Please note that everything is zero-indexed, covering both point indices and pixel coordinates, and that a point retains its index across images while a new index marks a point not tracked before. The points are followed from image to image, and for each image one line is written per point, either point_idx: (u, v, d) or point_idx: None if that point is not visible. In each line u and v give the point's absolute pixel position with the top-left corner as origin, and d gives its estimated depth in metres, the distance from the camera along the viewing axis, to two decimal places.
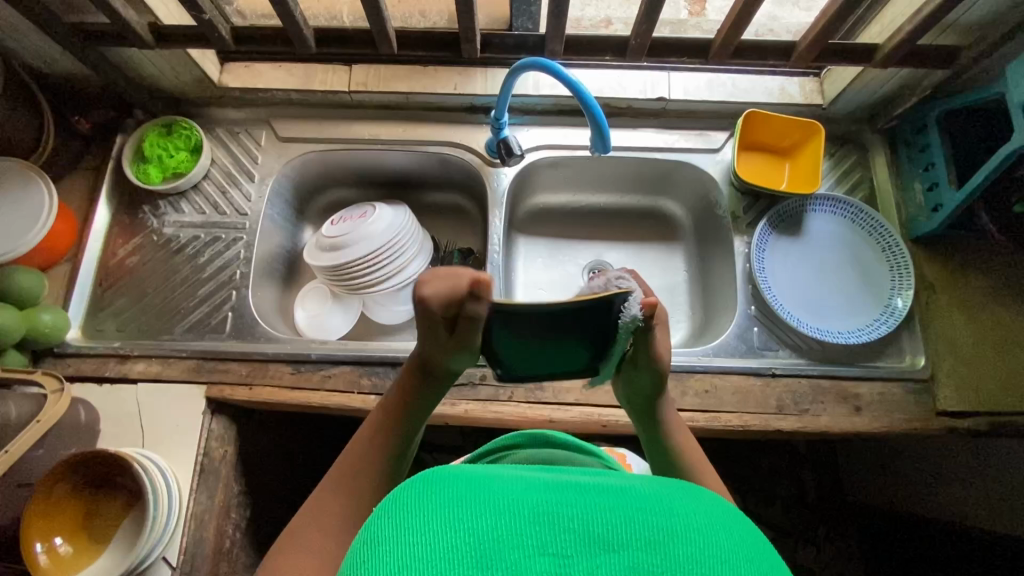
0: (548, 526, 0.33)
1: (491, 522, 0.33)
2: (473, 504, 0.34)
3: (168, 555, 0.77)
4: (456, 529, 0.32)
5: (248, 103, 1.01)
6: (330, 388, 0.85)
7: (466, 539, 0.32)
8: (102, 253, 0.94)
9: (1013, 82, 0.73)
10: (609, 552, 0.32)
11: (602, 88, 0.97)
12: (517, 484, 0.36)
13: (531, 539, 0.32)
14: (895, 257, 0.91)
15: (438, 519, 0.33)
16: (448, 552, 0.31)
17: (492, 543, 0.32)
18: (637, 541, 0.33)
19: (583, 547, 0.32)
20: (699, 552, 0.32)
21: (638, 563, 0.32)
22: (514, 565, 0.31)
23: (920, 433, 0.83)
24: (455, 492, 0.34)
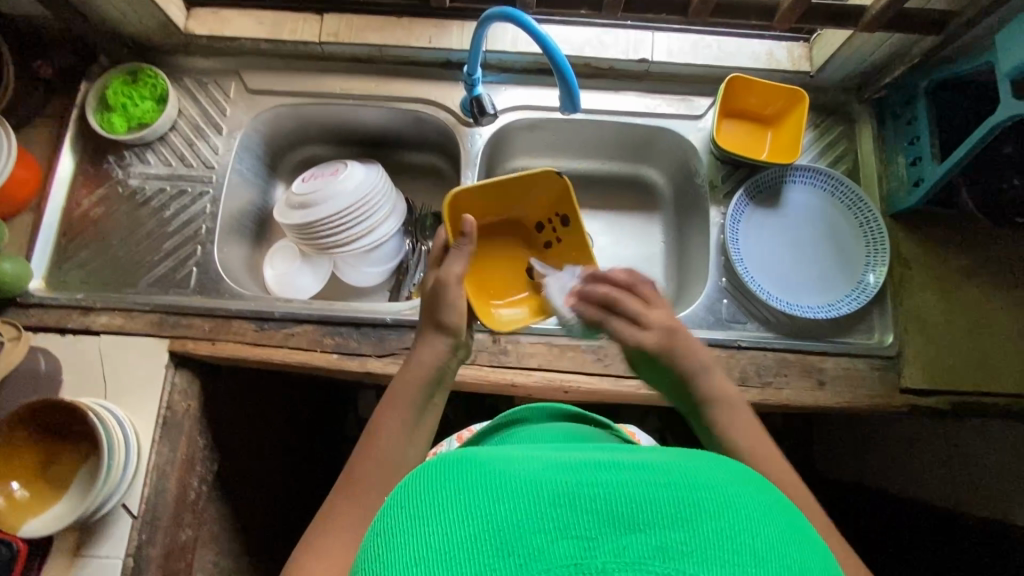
0: (569, 508, 0.33)
1: (508, 507, 0.33)
2: (490, 490, 0.34)
3: (129, 504, 0.78)
4: (475, 517, 0.33)
5: (217, 52, 0.98)
6: (293, 346, 0.84)
7: (483, 527, 0.33)
8: (66, 204, 0.92)
9: (1002, 51, 0.70)
10: (635, 530, 0.32)
11: (582, 46, 0.93)
12: (535, 467, 0.36)
13: (553, 522, 0.32)
14: (872, 232, 0.89)
15: (456, 510, 0.34)
16: (469, 541, 0.32)
17: (512, 530, 0.32)
18: (664, 517, 0.32)
19: (607, 528, 0.32)
20: (728, 527, 0.32)
21: (667, 541, 0.31)
22: (538, 551, 0.31)
23: (881, 409, 0.83)
24: (473, 480, 0.35)
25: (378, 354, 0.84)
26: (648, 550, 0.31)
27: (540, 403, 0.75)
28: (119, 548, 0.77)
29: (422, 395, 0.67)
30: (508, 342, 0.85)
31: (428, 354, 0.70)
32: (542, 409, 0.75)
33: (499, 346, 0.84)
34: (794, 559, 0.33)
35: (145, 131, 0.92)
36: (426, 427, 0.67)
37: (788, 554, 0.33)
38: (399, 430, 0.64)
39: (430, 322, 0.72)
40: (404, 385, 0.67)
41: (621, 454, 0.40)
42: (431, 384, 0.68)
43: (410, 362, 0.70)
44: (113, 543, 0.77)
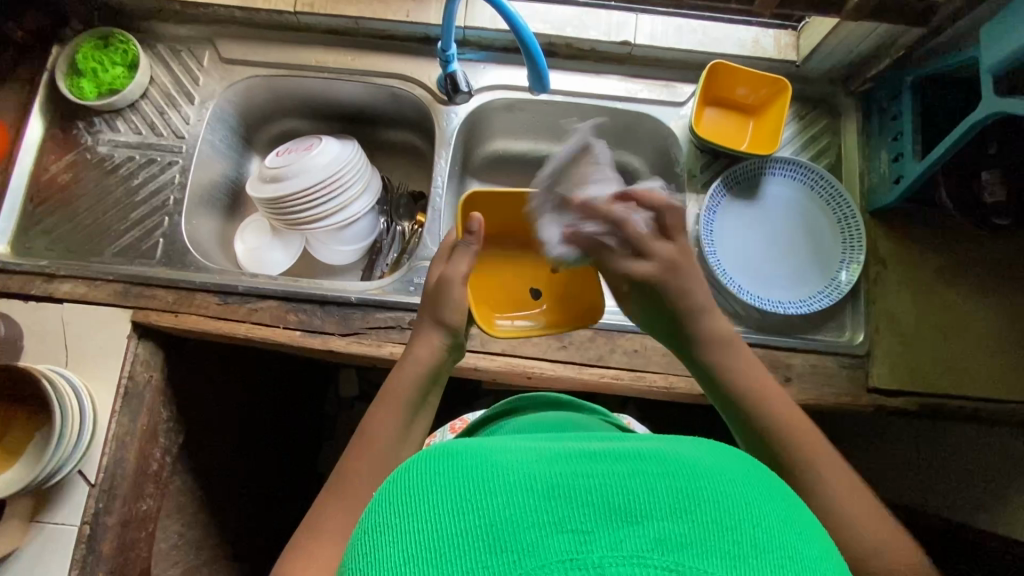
0: (563, 501, 0.32)
1: (501, 501, 0.33)
2: (480, 486, 0.34)
3: (86, 472, 0.78)
4: (465, 512, 0.33)
5: (191, 18, 0.96)
6: (256, 321, 0.84)
7: (476, 523, 0.32)
8: (34, 169, 0.91)
9: (986, 45, 0.68)
10: (632, 523, 0.32)
11: (563, 26, 0.91)
12: (528, 461, 0.36)
13: (547, 516, 0.32)
14: (849, 228, 0.87)
15: (448, 507, 0.33)
16: (458, 538, 0.32)
17: (505, 524, 0.32)
18: (662, 508, 0.32)
19: (603, 521, 0.32)
20: (729, 517, 0.32)
21: (666, 534, 0.31)
22: (533, 546, 0.31)
23: (847, 408, 0.82)
24: (465, 475, 0.35)
25: (341, 333, 0.83)
26: (646, 543, 0.31)
27: (527, 393, 0.76)
28: (75, 514, 0.77)
29: (415, 394, 0.65)
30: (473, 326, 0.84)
31: (425, 350, 0.68)
32: (537, 397, 0.76)
33: None
34: (796, 547, 0.33)
35: (114, 98, 0.91)
36: (416, 427, 0.65)
37: (789, 544, 0.33)
38: (389, 431, 0.62)
39: (427, 317, 0.70)
40: (397, 384, 0.66)
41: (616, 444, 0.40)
42: (425, 382, 0.67)
43: (405, 360, 0.68)
44: (70, 510, 0.77)
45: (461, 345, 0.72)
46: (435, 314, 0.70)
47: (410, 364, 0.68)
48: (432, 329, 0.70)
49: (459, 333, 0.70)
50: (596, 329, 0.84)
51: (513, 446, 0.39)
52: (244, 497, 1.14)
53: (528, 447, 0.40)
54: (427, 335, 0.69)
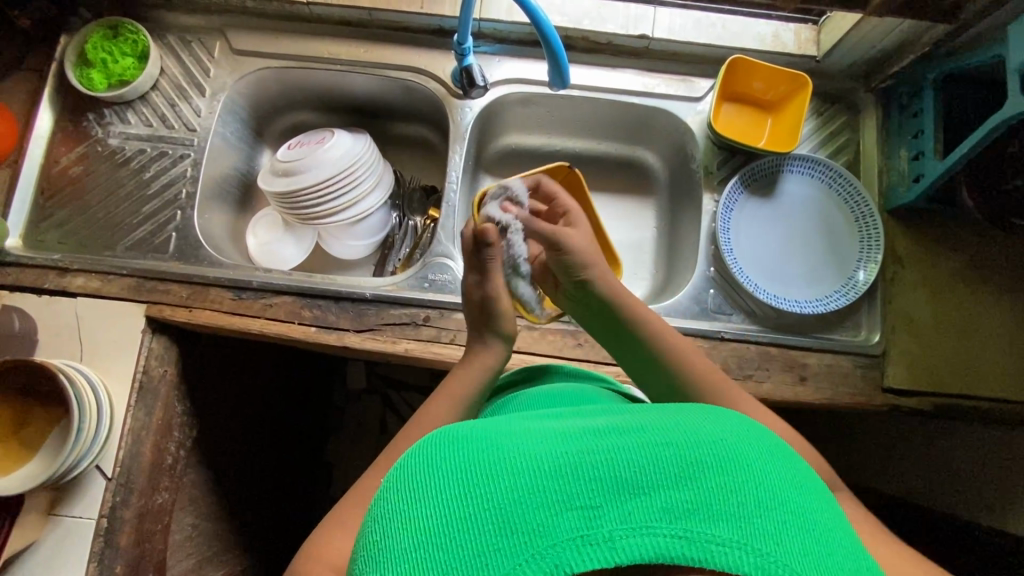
0: (575, 479, 0.36)
1: (517, 482, 0.37)
2: (492, 473, 0.38)
3: (102, 466, 0.79)
4: (480, 499, 0.37)
5: (201, 8, 0.94)
6: (271, 317, 0.83)
7: (494, 504, 0.36)
8: (45, 160, 0.90)
9: (1014, 44, 0.67)
10: (639, 496, 0.36)
11: (579, 19, 0.90)
12: (536, 443, 0.40)
13: (558, 496, 0.36)
14: (867, 227, 0.86)
15: (468, 493, 0.37)
16: (475, 523, 0.36)
17: (519, 505, 0.36)
18: (666, 478, 0.36)
19: (613, 497, 0.36)
20: (729, 482, 0.37)
21: (672, 503, 0.35)
22: (548, 523, 0.35)
23: (862, 408, 0.82)
24: (483, 463, 0.39)
25: (356, 329, 0.83)
26: (653, 513, 0.35)
27: (541, 364, 0.76)
28: (92, 508, 0.78)
29: (467, 396, 0.68)
30: None
31: (485, 360, 0.71)
32: (554, 370, 0.74)
33: None
34: (792, 500, 0.37)
35: (125, 89, 0.90)
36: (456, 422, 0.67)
37: (788, 498, 0.37)
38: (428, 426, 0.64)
39: (485, 329, 0.72)
40: (451, 386, 0.68)
41: (617, 416, 0.44)
42: (480, 390, 0.69)
43: (460, 368, 0.70)
44: (87, 504, 0.78)
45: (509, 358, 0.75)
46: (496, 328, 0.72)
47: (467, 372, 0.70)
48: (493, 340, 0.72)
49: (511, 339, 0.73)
50: None
51: (519, 428, 0.43)
52: (256, 488, 1.15)
53: (533, 425, 0.43)
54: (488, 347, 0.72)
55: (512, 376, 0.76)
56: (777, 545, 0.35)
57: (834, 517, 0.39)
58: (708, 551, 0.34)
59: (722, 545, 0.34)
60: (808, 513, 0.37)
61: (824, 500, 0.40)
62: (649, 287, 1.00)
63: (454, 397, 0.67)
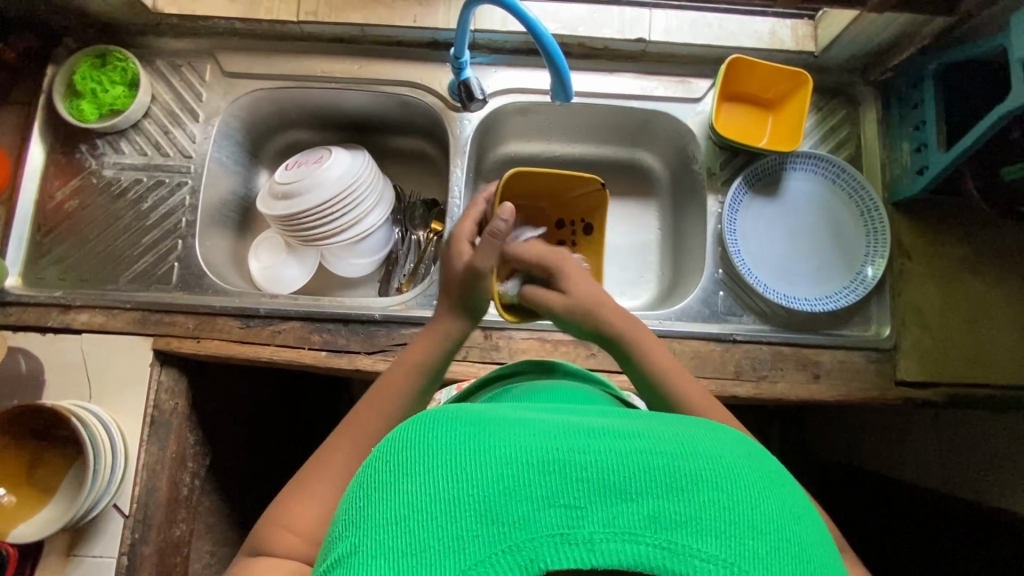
0: (560, 476, 0.34)
1: (498, 472, 0.34)
2: (476, 455, 0.35)
3: (120, 503, 0.78)
4: (459, 479, 0.34)
5: (190, 32, 0.92)
6: (281, 343, 0.82)
7: (472, 491, 0.33)
8: (39, 195, 0.89)
9: (1016, 36, 0.67)
10: (628, 501, 0.33)
11: (575, 25, 0.89)
12: (527, 430, 0.36)
13: (542, 490, 0.33)
14: (872, 221, 0.86)
15: (445, 475, 0.34)
16: (450, 505, 0.33)
17: (499, 495, 0.33)
18: (658, 487, 0.34)
19: (599, 498, 0.33)
20: (723, 499, 0.34)
21: (659, 511, 0.33)
22: (526, 518, 0.33)
23: (876, 402, 0.83)
24: (466, 445, 0.35)
25: (367, 351, 0.82)
26: (640, 521, 0.33)
27: (551, 362, 0.74)
28: (111, 547, 0.77)
29: (425, 370, 0.66)
30: (500, 338, 0.83)
31: (445, 331, 0.68)
32: (551, 367, 0.73)
33: (490, 342, 0.83)
34: (790, 530, 0.34)
35: (117, 119, 0.88)
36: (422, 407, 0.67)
37: (786, 527, 0.34)
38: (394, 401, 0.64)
39: (446, 301, 0.69)
40: (409, 358, 0.67)
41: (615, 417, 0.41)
42: (438, 360, 0.67)
43: (421, 338, 0.68)
44: (106, 542, 0.77)
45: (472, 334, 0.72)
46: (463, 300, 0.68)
47: (427, 342, 0.68)
48: (458, 311, 0.69)
49: (475, 317, 0.70)
50: None
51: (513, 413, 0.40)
52: None
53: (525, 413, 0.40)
54: (452, 316, 0.69)
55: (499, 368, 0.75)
56: (767, 572, 0.32)
57: (830, 556, 0.36)
58: (690, 566, 0.32)
59: (706, 561, 0.32)
60: (806, 545, 0.34)
61: (821, 536, 0.37)
62: (657, 290, 1.00)
63: (414, 371, 0.66)
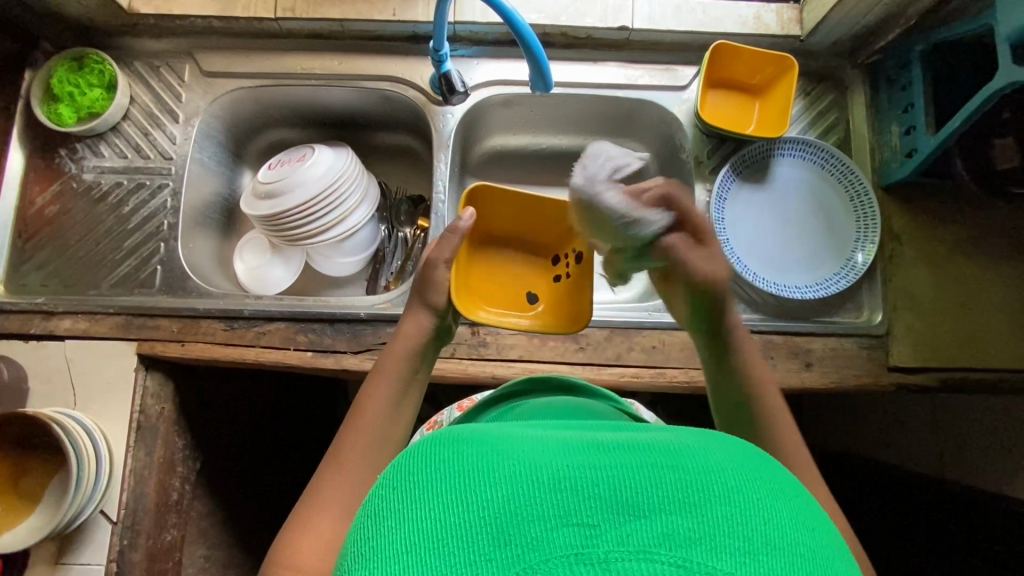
0: (571, 493, 0.32)
1: (509, 494, 0.33)
2: (486, 477, 0.34)
3: (107, 510, 0.77)
4: (471, 501, 0.33)
5: (168, 32, 0.91)
6: (266, 345, 0.82)
7: (482, 514, 0.32)
8: (19, 202, 0.87)
9: (1002, 14, 0.66)
10: (640, 518, 0.31)
11: (557, 14, 0.87)
12: (537, 452, 0.36)
13: (554, 508, 0.32)
14: (863, 206, 0.85)
15: (456, 498, 0.33)
16: (462, 529, 0.32)
17: (511, 515, 0.32)
18: (669, 502, 0.32)
19: (611, 515, 0.31)
20: (737, 514, 0.32)
21: (673, 527, 0.31)
22: (538, 539, 0.31)
23: (868, 389, 0.82)
24: (477, 468, 0.35)
25: (353, 351, 0.81)
26: (653, 538, 0.30)
27: (539, 375, 0.74)
28: (100, 554, 0.76)
29: (403, 368, 0.68)
30: (487, 334, 0.82)
31: (416, 327, 0.70)
32: (544, 380, 0.73)
33: (478, 338, 0.82)
34: (806, 545, 0.32)
35: (95, 122, 0.87)
36: (409, 404, 0.67)
37: (802, 545, 0.32)
38: (382, 404, 0.65)
39: (416, 298, 0.71)
40: (387, 358, 0.69)
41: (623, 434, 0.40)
42: (413, 362, 0.69)
43: (396, 339, 0.70)
44: (95, 549, 0.76)
45: (449, 327, 0.73)
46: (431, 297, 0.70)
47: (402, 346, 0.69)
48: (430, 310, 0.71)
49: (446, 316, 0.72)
50: (612, 328, 0.82)
51: (522, 436, 0.39)
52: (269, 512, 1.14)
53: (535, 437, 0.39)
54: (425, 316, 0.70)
55: (500, 388, 0.73)
56: None
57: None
58: None
59: None
60: (826, 563, 0.32)
61: (839, 553, 0.35)
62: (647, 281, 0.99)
63: (392, 371, 0.67)
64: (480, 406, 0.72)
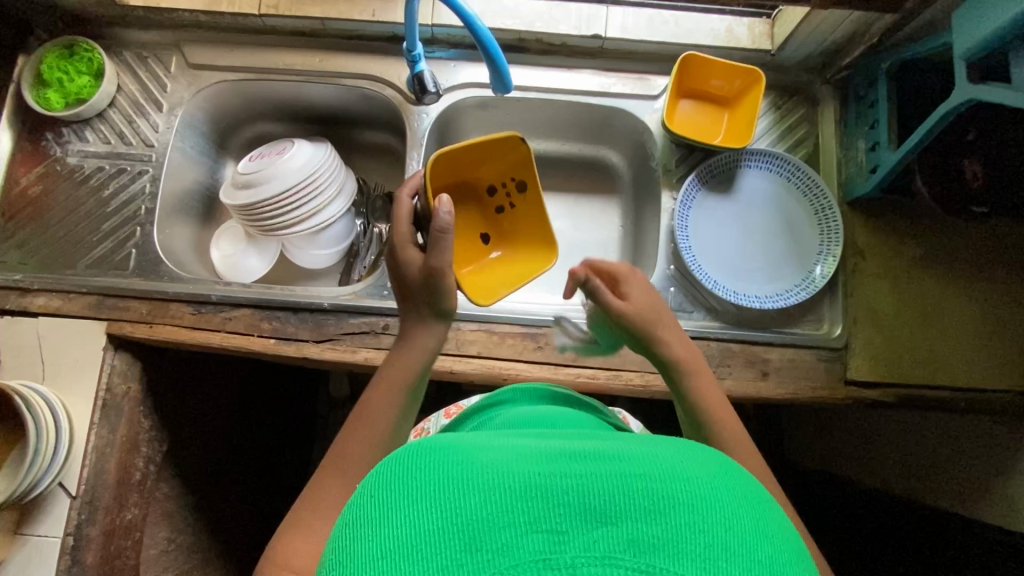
0: (540, 499, 0.31)
1: (479, 499, 0.31)
2: (457, 481, 0.32)
3: (67, 484, 0.79)
4: (441, 508, 0.31)
5: (157, 24, 0.94)
6: (230, 330, 0.83)
7: (452, 519, 0.31)
8: (5, 181, 0.90)
9: (958, 33, 0.67)
10: (608, 524, 0.30)
11: (532, 20, 0.89)
12: (509, 455, 0.34)
13: (524, 515, 0.30)
14: (827, 220, 0.86)
15: (427, 502, 0.32)
16: (433, 536, 0.30)
17: (482, 521, 0.30)
18: (636, 509, 0.31)
19: (579, 521, 0.30)
20: (703, 522, 0.31)
21: (638, 534, 0.30)
22: (506, 545, 0.30)
23: (824, 401, 0.82)
24: (449, 473, 0.32)
25: (315, 340, 0.83)
26: (620, 544, 0.30)
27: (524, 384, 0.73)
28: (58, 527, 0.78)
29: (407, 383, 0.65)
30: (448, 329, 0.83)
31: (423, 340, 0.68)
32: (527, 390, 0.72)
33: None
34: (773, 550, 0.31)
35: (81, 107, 0.90)
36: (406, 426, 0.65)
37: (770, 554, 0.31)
38: (383, 424, 0.62)
39: (423, 308, 0.69)
40: (389, 375, 0.65)
41: (598, 439, 0.38)
42: (421, 372, 0.67)
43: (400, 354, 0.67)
44: (53, 522, 0.78)
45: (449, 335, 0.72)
46: (440, 305, 0.68)
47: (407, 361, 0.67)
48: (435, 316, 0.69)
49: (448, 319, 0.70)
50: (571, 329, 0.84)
51: (494, 440, 0.37)
52: (237, 498, 1.16)
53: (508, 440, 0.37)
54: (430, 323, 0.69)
55: (489, 395, 0.73)
56: None
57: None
58: None
59: None
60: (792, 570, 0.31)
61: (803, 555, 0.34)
62: None
63: (395, 388, 0.64)
64: (470, 414, 0.71)
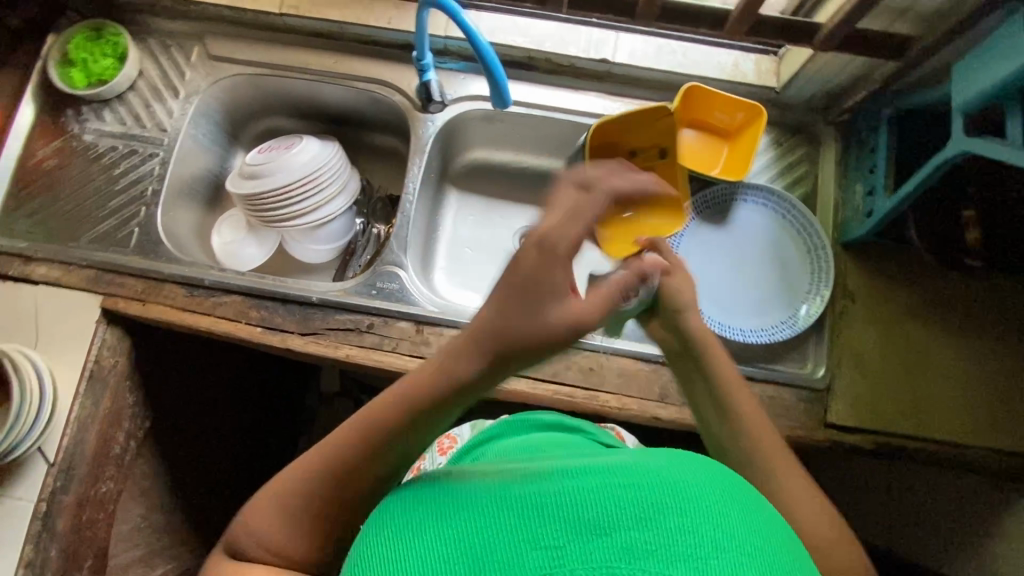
0: (535, 518, 0.31)
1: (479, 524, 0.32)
2: (455, 513, 0.33)
3: (45, 450, 0.81)
4: (446, 537, 0.32)
5: (183, 15, 0.98)
6: (220, 315, 0.85)
7: (455, 544, 0.31)
8: (22, 153, 0.94)
9: (957, 85, 0.68)
10: (601, 535, 0.30)
11: (543, 40, 0.92)
12: (502, 484, 0.35)
13: (521, 532, 0.31)
14: (818, 260, 0.86)
15: (431, 533, 0.33)
16: (436, 564, 0.31)
17: (484, 543, 0.31)
18: (626, 517, 0.30)
19: (572, 534, 0.30)
20: (695, 526, 0.30)
21: (630, 541, 0.29)
22: (506, 563, 0.30)
23: (801, 442, 0.81)
24: (450, 507, 0.34)
25: (301, 332, 0.84)
26: (613, 554, 0.29)
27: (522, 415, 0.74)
28: (33, 491, 0.81)
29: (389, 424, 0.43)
30: (431, 333, 0.84)
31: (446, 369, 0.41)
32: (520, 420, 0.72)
33: (421, 336, 0.84)
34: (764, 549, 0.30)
35: (101, 88, 0.93)
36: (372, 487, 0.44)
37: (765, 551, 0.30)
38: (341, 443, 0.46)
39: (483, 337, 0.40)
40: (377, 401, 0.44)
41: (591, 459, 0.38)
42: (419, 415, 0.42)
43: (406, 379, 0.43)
44: (29, 486, 0.81)
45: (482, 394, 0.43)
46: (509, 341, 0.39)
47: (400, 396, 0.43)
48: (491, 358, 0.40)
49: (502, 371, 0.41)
50: None
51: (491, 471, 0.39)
52: (216, 483, 1.17)
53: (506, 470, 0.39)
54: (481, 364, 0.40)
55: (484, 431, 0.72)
56: None
57: None
58: None
59: None
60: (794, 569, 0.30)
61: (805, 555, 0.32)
62: None
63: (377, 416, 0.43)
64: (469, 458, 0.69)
